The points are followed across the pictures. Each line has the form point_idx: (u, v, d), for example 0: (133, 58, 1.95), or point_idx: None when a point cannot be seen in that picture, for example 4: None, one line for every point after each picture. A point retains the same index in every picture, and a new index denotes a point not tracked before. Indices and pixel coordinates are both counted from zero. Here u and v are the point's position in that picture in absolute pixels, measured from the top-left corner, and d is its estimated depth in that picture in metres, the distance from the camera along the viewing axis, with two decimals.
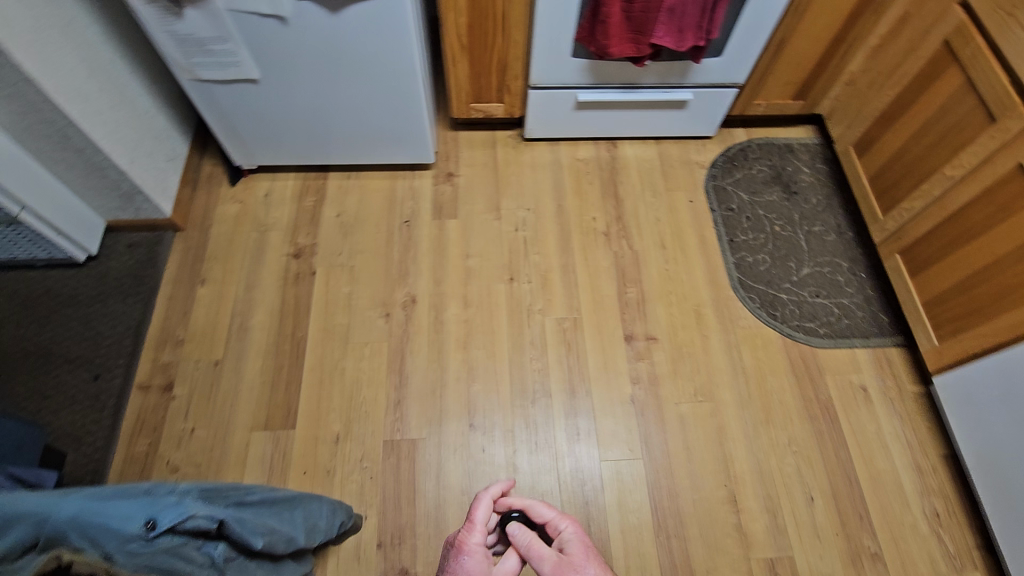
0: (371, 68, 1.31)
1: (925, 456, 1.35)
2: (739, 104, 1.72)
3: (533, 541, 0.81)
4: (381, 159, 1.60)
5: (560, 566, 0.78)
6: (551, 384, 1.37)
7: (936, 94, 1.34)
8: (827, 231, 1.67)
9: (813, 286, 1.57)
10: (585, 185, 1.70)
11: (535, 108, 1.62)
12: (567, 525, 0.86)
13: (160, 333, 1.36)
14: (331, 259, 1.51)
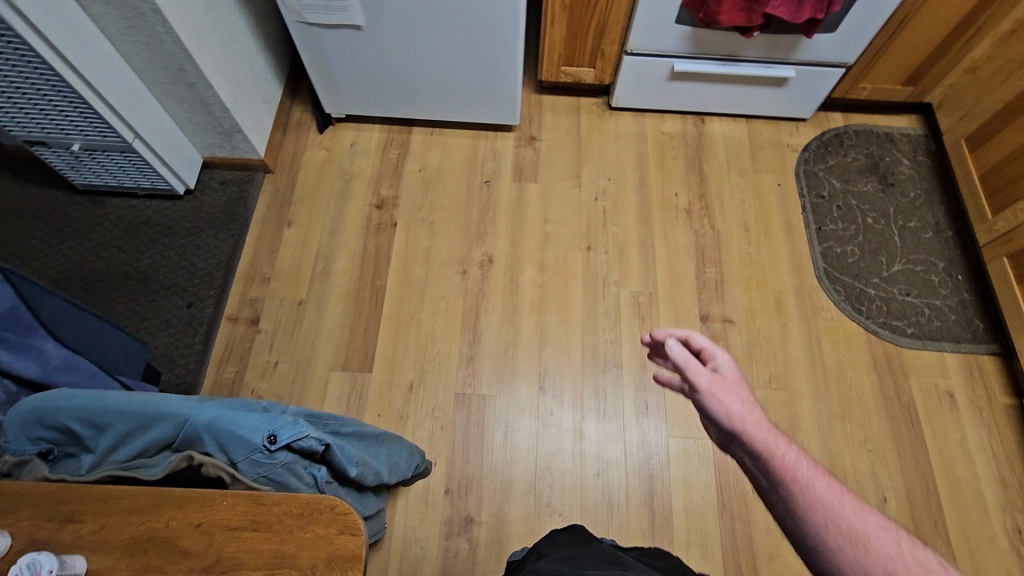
0: (474, 22, 1.30)
1: (1012, 470, 1.29)
2: (843, 86, 1.63)
3: (687, 357, 0.67)
4: (467, 116, 1.60)
5: (716, 384, 0.65)
6: (622, 356, 1.37)
7: None
8: (923, 228, 1.58)
9: (903, 283, 1.50)
10: (669, 160, 1.65)
11: (628, 75, 1.57)
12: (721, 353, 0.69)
13: (249, 270, 1.42)
14: (411, 212, 1.52)
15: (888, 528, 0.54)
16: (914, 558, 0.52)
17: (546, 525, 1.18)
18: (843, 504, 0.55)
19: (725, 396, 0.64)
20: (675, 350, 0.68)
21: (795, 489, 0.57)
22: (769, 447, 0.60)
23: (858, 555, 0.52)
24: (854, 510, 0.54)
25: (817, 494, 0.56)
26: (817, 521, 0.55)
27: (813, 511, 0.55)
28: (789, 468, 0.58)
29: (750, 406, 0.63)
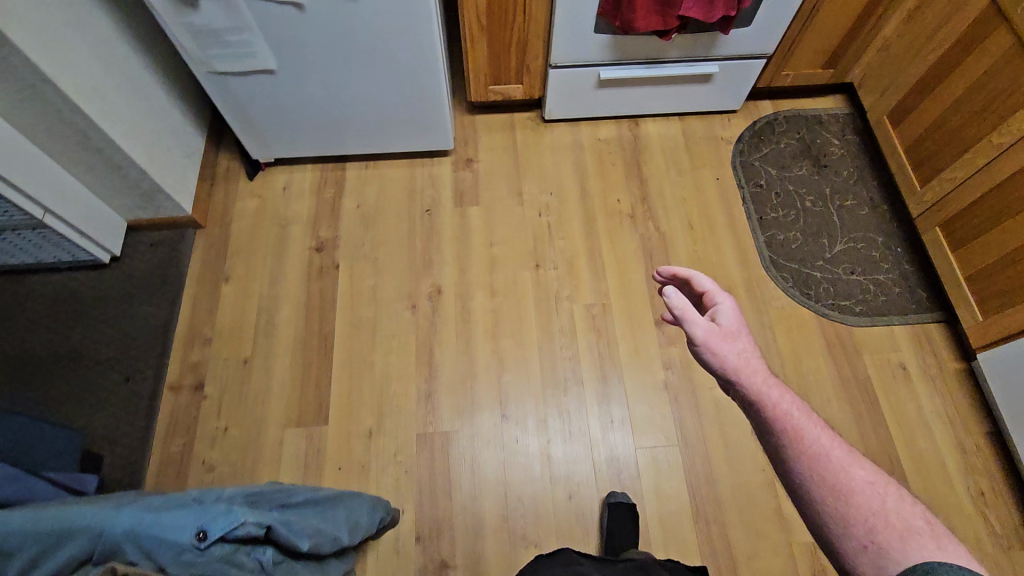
0: (389, 53, 1.27)
1: (969, 434, 1.32)
2: (766, 75, 1.65)
3: (690, 308, 0.74)
4: (399, 146, 1.57)
5: (712, 335, 0.74)
6: (581, 372, 1.36)
7: (980, 57, 1.27)
8: (859, 205, 1.61)
9: (847, 262, 1.53)
10: (608, 167, 1.65)
11: (556, 87, 1.56)
12: (724, 299, 0.78)
13: (189, 333, 1.36)
14: (353, 251, 1.48)
15: (875, 482, 0.66)
16: (893, 509, 0.64)
17: (524, 557, 1.16)
18: (837, 457, 0.67)
19: (722, 348, 0.73)
20: (679, 300, 0.74)
21: (796, 444, 0.68)
22: (762, 399, 0.71)
23: (839, 500, 0.65)
24: (844, 464, 0.67)
25: (813, 449, 0.68)
26: (811, 469, 0.67)
27: (803, 461, 0.67)
28: (787, 421, 0.69)
29: (745, 357, 0.72)
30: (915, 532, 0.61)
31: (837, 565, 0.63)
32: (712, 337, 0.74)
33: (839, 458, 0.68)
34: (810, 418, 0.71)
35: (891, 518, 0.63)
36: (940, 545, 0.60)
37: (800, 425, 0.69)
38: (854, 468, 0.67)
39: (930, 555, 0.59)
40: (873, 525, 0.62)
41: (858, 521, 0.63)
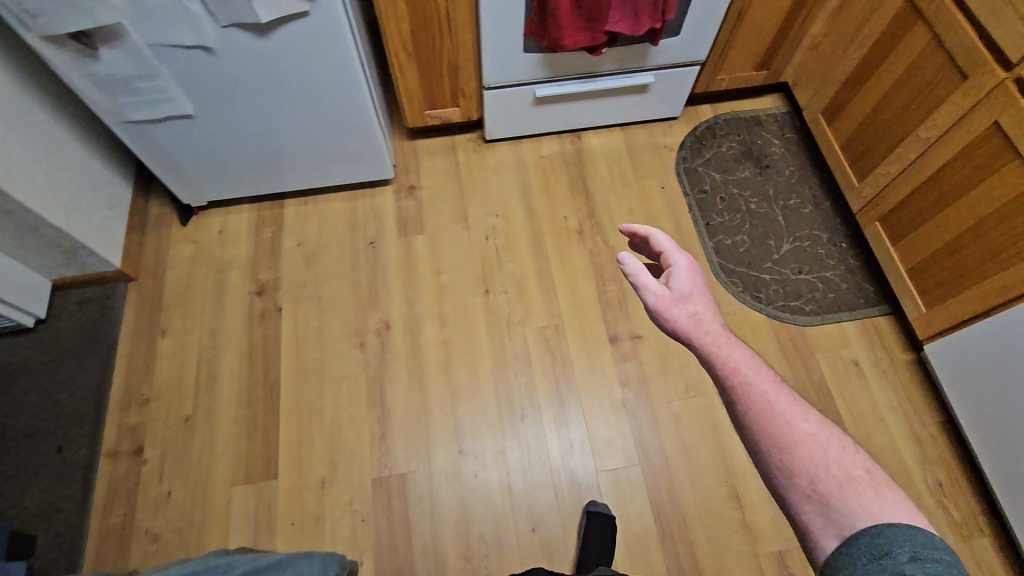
0: (312, 88, 1.23)
1: (923, 426, 1.34)
2: (702, 81, 1.65)
3: (644, 272, 0.79)
4: (337, 178, 1.52)
5: (664, 300, 0.80)
6: (538, 397, 1.33)
7: (902, 54, 1.27)
8: (803, 204, 1.62)
9: (795, 262, 1.54)
10: (553, 184, 1.63)
11: (493, 108, 1.54)
12: (679, 259, 0.82)
13: (125, 394, 1.30)
14: (296, 292, 1.43)
15: (818, 433, 0.72)
16: (834, 459, 0.70)
17: None
18: (785, 410, 0.73)
19: (675, 312, 0.79)
20: (633, 266, 0.79)
21: (744, 397, 0.75)
22: (712, 355, 0.77)
23: (786, 451, 0.70)
24: (789, 417, 0.73)
25: (762, 403, 0.74)
26: (760, 421, 0.73)
27: (754, 413, 0.74)
28: (735, 377, 0.75)
29: (695, 320, 0.78)
30: (855, 480, 0.67)
31: (785, 512, 0.70)
32: (664, 300, 0.80)
33: (786, 410, 0.74)
34: (760, 372, 0.76)
35: (834, 466, 0.69)
36: (879, 496, 0.65)
37: (748, 381, 0.76)
38: (800, 420, 0.73)
39: (866, 502, 0.65)
40: (816, 473, 0.68)
41: (801, 470, 0.69)
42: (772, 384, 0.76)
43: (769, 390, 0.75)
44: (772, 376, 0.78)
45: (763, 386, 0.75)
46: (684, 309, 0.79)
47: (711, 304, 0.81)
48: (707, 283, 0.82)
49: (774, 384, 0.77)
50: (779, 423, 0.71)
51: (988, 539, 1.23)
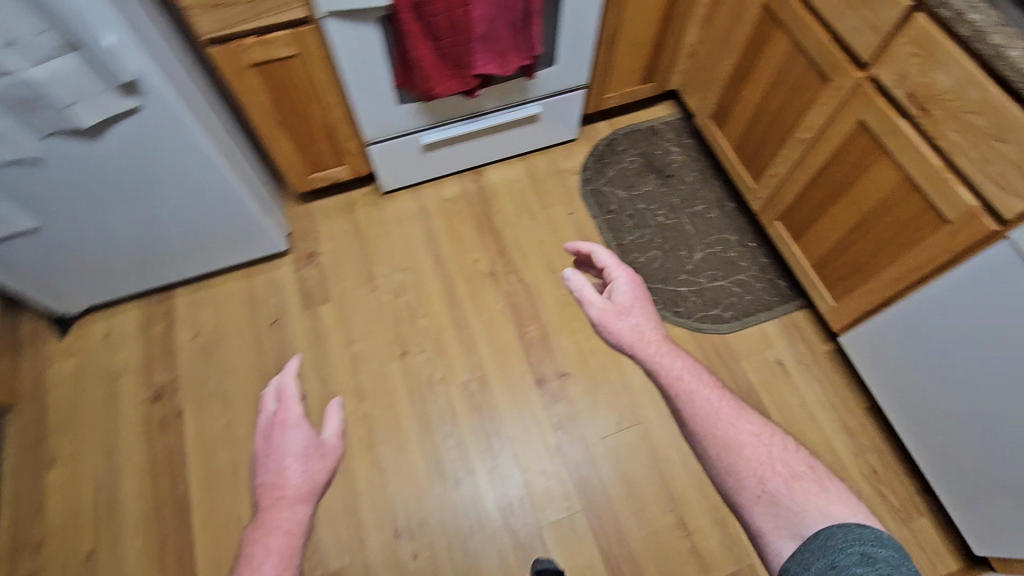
0: (171, 180, 1.14)
1: (851, 415, 1.37)
2: (592, 101, 1.64)
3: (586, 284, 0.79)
4: (226, 259, 1.42)
5: (606, 314, 0.80)
6: (471, 458, 1.29)
7: (770, 58, 1.29)
8: (708, 208, 1.63)
9: (709, 269, 1.54)
10: (459, 227, 1.59)
11: (382, 161, 1.47)
12: (620, 274, 0.83)
13: (15, 542, 1.17)
14: (198, 391, 1.33)
15: (763, 434, 0.75)
16: (779, 457, 0.73)
17: None
18: (727, 415, 0.76)
19: (618, 326, 0.79)
20: (576, 279, 0.79)
21: (691, 406, 0.76)
22: (656, 367, 0.78)
23: (732, 455, 0.72)
24: (732, 421, 0.75)
25: (708, 411, 0.75)
26: (706, 429, 0.75)
27: (697, 421, 0.76)
28: (679, 387, 0.77)
29: (638, 331, 0.79)
30: (799, 476, 0.71)
31: (737, 513, 0.72)
32: (607, 315, 0.80)
33: (729, 413, 0.76)
34: (701, 379, 0.79)
35: (778, 465, 0.72)
36: (822, 490, 0.69)
37: (692, 390, 0.77)
38: (742, 422, 0.75)
39: (810, 495, 0.68)
40: (763, 474, 0.71)
41: (749, 473, 0.72)
42: (713, 390, 0.78)
43: (713, 396, 0.78)
44: (713, 383, 0.80)
45: (707, 393, 0.77)
46: (628, 320, 0.80)
47: (653, 316, 0.82)
48: (649, 296, 0.83)
49: (715, 390, 0.79)
50: (723, 426, 0.74)
51: (927, 517, 1.27)
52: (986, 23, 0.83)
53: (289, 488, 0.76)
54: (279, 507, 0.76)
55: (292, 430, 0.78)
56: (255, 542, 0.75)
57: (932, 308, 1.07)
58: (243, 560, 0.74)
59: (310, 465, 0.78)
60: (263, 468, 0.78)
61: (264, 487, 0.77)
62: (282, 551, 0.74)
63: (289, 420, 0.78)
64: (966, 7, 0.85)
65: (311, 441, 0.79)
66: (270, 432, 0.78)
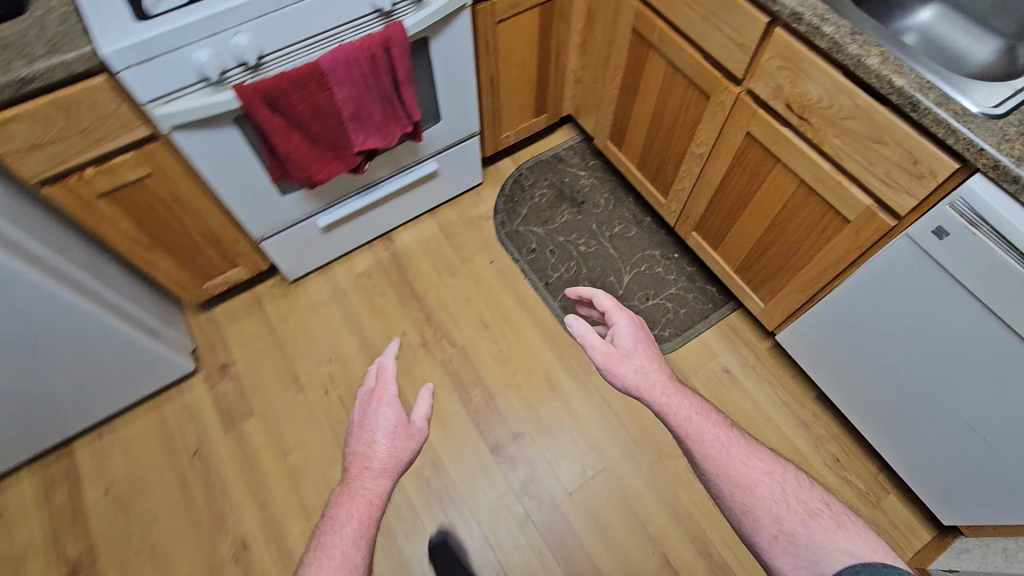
0: (33, 340, 1.00)
1: (804, 408, 1.38)
2: (489, 144, 1.58)
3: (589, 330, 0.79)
4: (125, 397, 1.28)
5: (610, 358, 0.79)
6: (440, 550, 1.22)
7: (650, 79, 1.28)
8: (627, 227, 1.62)
9: (640, 290, 1.53)
10: (379, 301, 1.50)
11: (279, 253, 1.37)
12: (622, 317, 0.83)
13: None
14: (120, 554, 1.18)
15: (775, 471, 0.74)
16: (795, 495, 0.71)
17: None
18: (738, 453, 0.74)
19: (622, 371, 0.79)
20: (578, 326, 0.79)
21: (701, 445, 0.75)
22: (665, 407, 0.77)
23: (747, 495, 0.71)
24: (745, 461, 0.73)
25: (720, 449, 0.74)
26: (718, 469, 0.73)
27: (710, 460, 0.74)
28: (686, 428, 0.75)
29: (642, 374, 0.78)
30: (815, 514, 0.69)
31: (757, 555, 0.70)
32: (612, 359, 0.79)
33: (740, 451, 0.75)
34: (709, 418, 0.77)
35: (793, 503, 0.71)
36: (840, 527, 0.68)
37: (701, 430, 0.76)
38: (754, 460, 0.74)
39: (828, 534, 0.67)
40: (778, 512, 0.69)
41: (764, 512, 0.70)
42: (722, 429, 0.77)
43: (723, 434, 0.76)
44: (721, 420, 0.78)
45: (718, 432, 0.76)
46: (633, 361, 0.79)
47: (656, 355, 0.81)
48: (650, 336, 0.82)
49: (722, 428, 0.77)
50: (736, 464, 0.72)
51: (894, 494, 1.29)
52: (840, 34, 0.84)
53: (376, 461, 0.66)
54: (362, 479, 0.65)
55: (387, 404, 0.68)
56: (339, 501, 0.65)
57: (857, 302, 1.07)
58: (325, 521, 0.65)
59: (398, 442, 0.67)
60: (354, 436, 0.68)
61: (354, 456, 0.67)
62: (362, 523, 0.63)
63: (386, 393, 0.68)
64: (818, 20, 0.85)
65: (401, 419, 0.68)
66: (365, 398, 0.69)
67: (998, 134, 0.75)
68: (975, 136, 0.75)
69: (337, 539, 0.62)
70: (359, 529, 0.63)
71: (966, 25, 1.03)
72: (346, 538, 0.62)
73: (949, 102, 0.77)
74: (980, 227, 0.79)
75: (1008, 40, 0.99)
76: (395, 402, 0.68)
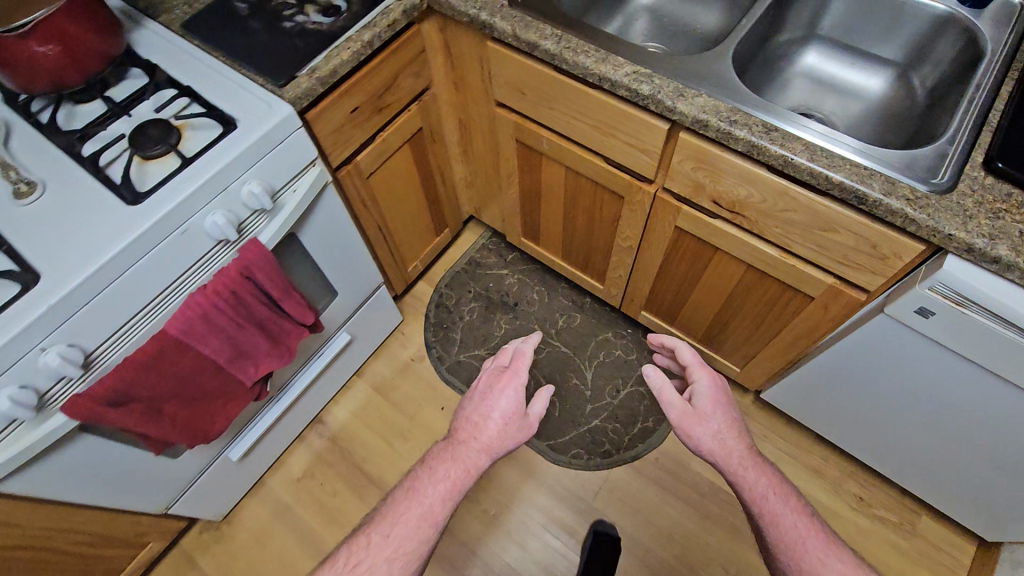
0: None
1: (810, 454, 1.31)
2: (397, 283, 1.40)
3: (666, 384, 0.79)
4: None
5: (686, 417, 0.78)
6: None
7: (551, 183, 1.16)
8: (570, 317, 1.50)
9: (607, 384, 1.41)
10: (334, 503, 1.29)
11: (196, 506, 1.12)
12: (704, 375, 0.82)
13: None
14: None
15: (849, 571, 0.71)
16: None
17: None
18: (814, 548, 0.72)
19: (699, 432, 0.78)
20: (656, 380, 0.80)
21: (771, 525, 0.74)
22: (739, 474, 0.76)
23: None
24: (818, 551, 0.71)
25: (794, 538, 0.73)
26: (787, 554, 0.72)
27: (781, 539, 0.73)
28: (759, 506, 0.75)
29: (722, 440, 0.77)
30: None
31: None
32: (688, 419, 0.79)
33: (816, 544, 0.72)
34: (786, 500, 0.75)
35: None
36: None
37: (777, 511, 0.74)
38: (830, 557, 0.71)
39: None
40: None
41: None
42: (799, 514, 0.75)
43: (797, 517, 0.75)
44: (799, 503, 0.76)
45: (796, 516, 0.74)
46: (711, 423, 0.78)
47: (735, 421, 0.80)
48: (731, 401, 0.82)
49: (801, 512, 0.75)
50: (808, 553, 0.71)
51: (926, 516, 1.24)
52: (756, 136, 0.74)
53: (483, 439, 0.76)
54: (468, 449, 0.76)
55: (512, 385, 0.79)
56: (441, 454, 0.77)
57: (844, 369, 0.98)
58: (421, 468, 0.78)
59: (508, 424, 0.77)
60: (474, 404, 0.80)
61: (465, 421, 0.79)
62: (455, 484, 0.75)
63: (514, 382, 0.79)
64: (727, 124, 0.76)
65: (518, 410, 0.77)
66: (496, 374, 0.81)
67: (958, 213, 0.67)
68: (938, 222, 0.67)
69: (429, 489, 0.75)
70: (448, 491, 0.75)
71: (851, 61, 0.98)
72: (437, 490, 0.74)
73: (896, 188, 0.69)
74: (969, 305, 0.71)
75: (898, 69, 0.94)
76: (514, 385, 0.79)
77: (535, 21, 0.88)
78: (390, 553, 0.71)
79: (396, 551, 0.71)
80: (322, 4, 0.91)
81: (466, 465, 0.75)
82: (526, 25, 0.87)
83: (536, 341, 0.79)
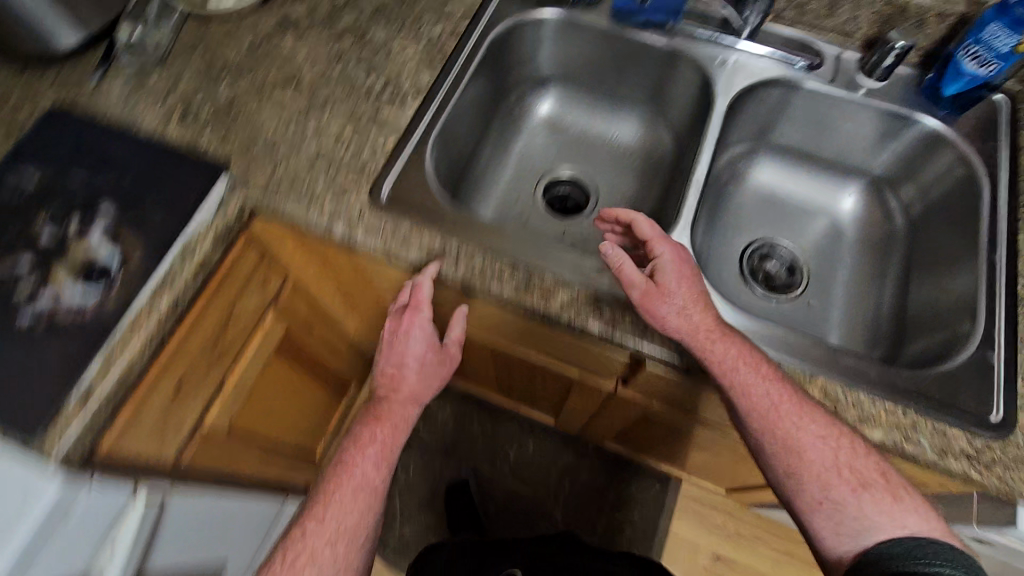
0: None
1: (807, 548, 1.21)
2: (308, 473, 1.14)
3: (626, 259, 0.57)
4: None
5: (649, 298, 0.55)
6: None
7: (477, 352, 0.92)
8: (523, 444, 1.30)
9: (580, 517, 1.24)
10: None
11: None
12: (666, 249, 0.59)
13: None
14: None
15: (828, 435, 0.52)
16: (849, 464, 0.52)
17: None
18: (790, 419, 0.53)
19: (665, 310, 0.55)
20: (609, 255, 0.58)
21: (744, 402, 0.54)
22: (709, 355, 0.54)
23: (792, 459, 0.54)
24: (797, 421, 0.53)
25: (768, 411, 0.53)
26: (762, 432, 0.54)
27: (755, 419, 0.54)
28: (728, 382, 0.54)
29: (694, 313, 0.55)
30: (871, 484, 0.52)
31: (790, 513, 0.56)
32: (649, 297, 0.55)
33: (793, 413, 0.53)
34: (758, 367, 0.54)
35: (846, 473, 0.52)
36: (897, 502, 0.51)
37: (750, 385, 0.53)
38: (809, 422, 0.53)
39: (880, 509, 0.51)
40: (827, 483, 0.53)
41: (810, 475, 0.54)
42: (773, 382, 0.54)
43: (774, 387, 0.54)
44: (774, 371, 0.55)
45: (769, 382, 0.54)
46: (678, 297, 0.56)
47: (704, 292, 0.58)
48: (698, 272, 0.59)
49: (773, 378, 0.54)
50: (785, 431, 0.53)
51: None
52: None
53: (404, 387, 0.65)
54: (392, 404, 0.65)
55: (417, 324, 0.64)
56: (364, 422, 0.65)
57: None
58: (349, 440, 0.65)
59: (427, 367, 0.66)
60: (386, 353, 0.67)
61: (383, 376, 0.67)
62: (386, 446, 0.64)
63: (421, 317, 0.63)
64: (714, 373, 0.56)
65: (433, 347, 0.66)
66: (395, 316, 0.65)
67: None
68: (1013, 485, 0.51)
69: (360, 457, 0.63)
70: (377, 454, 0.64)
71: (812, 173, 0.81)
72: (369, 458, 0.63)
73: (950, 439, 0.53)
74: None
75: (870, 180, 0.78)
76: (411, 315, 0.63)
77: (415, 232, 0.61)
78: (331, 539, 0.60)
79: (338, 534, 0.60)
80: (76, 261, 0.57)
81: (393, 419, 0.65)
82: (404, 239, 0.61)
83: (434, 276, 0.67)
